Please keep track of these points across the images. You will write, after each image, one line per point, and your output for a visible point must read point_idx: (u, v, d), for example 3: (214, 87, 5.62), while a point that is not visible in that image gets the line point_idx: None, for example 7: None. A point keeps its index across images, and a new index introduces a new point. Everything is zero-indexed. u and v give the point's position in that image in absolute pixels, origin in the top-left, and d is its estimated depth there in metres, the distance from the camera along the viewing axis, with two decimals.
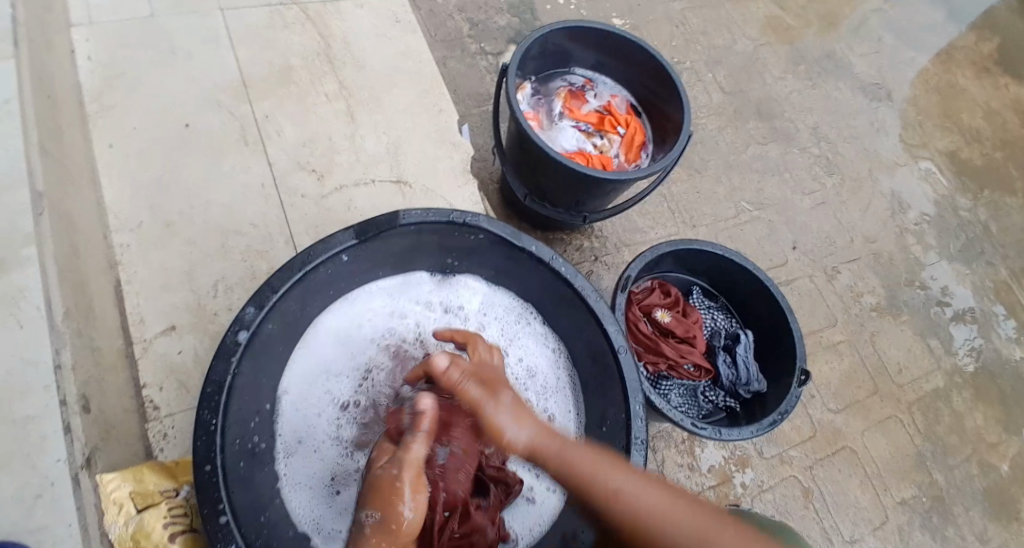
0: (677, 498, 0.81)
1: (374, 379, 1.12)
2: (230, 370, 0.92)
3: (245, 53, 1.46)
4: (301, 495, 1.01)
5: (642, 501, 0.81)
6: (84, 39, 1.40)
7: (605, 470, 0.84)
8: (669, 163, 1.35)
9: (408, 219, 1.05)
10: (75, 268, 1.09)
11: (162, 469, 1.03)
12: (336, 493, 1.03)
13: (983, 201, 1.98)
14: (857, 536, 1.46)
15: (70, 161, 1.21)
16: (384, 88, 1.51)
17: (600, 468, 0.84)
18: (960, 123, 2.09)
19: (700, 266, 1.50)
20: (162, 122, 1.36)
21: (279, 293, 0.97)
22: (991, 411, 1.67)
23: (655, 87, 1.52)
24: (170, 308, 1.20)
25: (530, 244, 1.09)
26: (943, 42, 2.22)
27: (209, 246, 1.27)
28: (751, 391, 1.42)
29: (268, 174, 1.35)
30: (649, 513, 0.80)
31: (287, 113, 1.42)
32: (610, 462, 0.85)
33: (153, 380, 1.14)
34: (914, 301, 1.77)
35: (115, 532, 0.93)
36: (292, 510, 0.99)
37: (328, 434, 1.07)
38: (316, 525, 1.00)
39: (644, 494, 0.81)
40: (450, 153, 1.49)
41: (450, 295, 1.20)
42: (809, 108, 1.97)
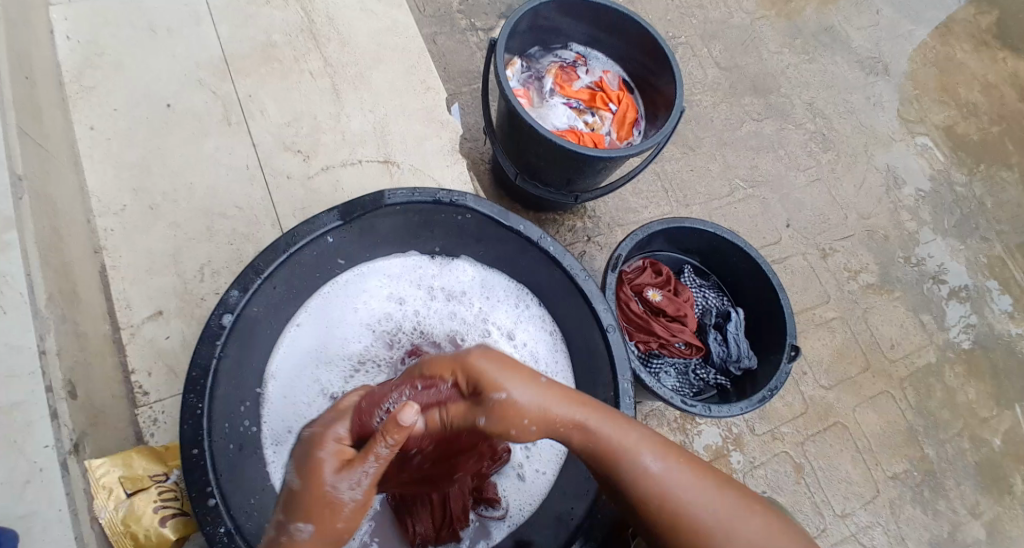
0: (703, 479, 0.78)
1: (374, 361, 1.12)
2: (215, 353, 0.92)
3: (228, 32, 1.44)
4: None
5: (668, 482, 0.78)
6: (62, 19, 1.37)
7: (632, 442, 0.80)
8: (661, 139, 1.33)
9: (393, 198, 1.04)
10: (59, 253, 1.08)
11: (150, 453, 1.04)
12: None
13: (979, 176, 1.97)
14: (847, 510, 1.47)
15: (49, 143, 1.19)
16: (371, 66, 1.48)
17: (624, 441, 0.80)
18: (957, 98, 2.07)
19: (691, 244, 1.49)
20: (144, 104, 1.33)
21: (264, 275, 0.96)
22: (984, 386, 1.67)
23: (644, 60, 1.50)
24: (158, 292, 1.20)
25: (518, 224, 1.07)
26: (942, 15, 2.18)
27: (195, 229, 1.25)
28: (742, 367, 1.43)
29: (253, 155, 1.34)
30: (673, 493, 0.77)
31: (271, 93, 1.40)
32: (638, 434, 0.81)
33: (141, 367, 1.15)
34: (908, 278, 1.76)
35: (106, 516, 0.94)
36: None
37: None
38: None
39: (668, 475, 0.78)
40: (438, 132, 1.47)
41: (449, 277, 1.19)
42: (804, 83, 1.95)
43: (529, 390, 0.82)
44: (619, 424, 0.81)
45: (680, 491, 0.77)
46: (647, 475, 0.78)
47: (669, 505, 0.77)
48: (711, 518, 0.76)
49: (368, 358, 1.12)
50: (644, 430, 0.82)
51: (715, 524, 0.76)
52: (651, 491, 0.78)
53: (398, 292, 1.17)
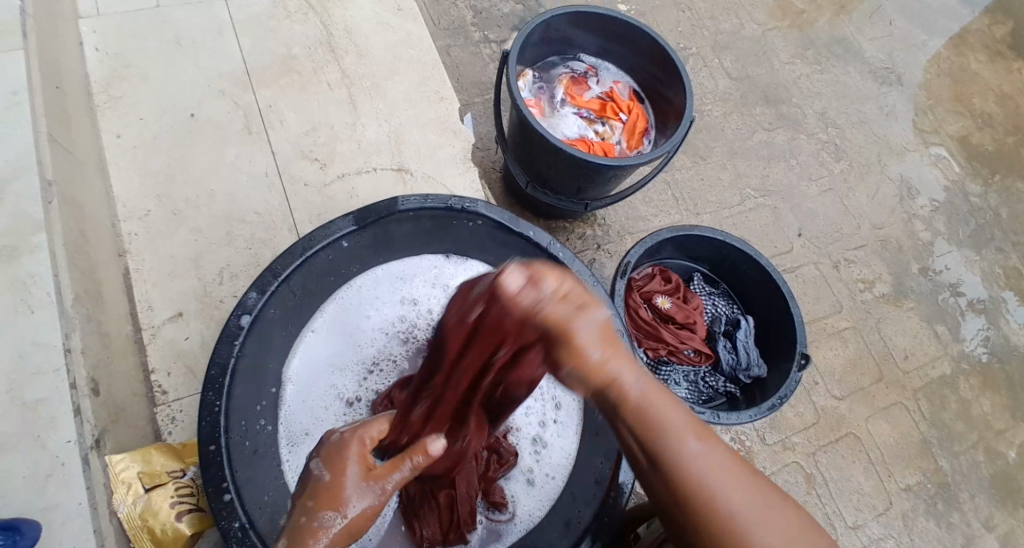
0: (742, 478, 0.73)
1: (389, 363, 1.14)
2: (233, 353, 0.95)
3: (249, 44, 1.48)
4: None
5: (704, 472, 0.73)
6: (91, 32, 1.43)
7: (676, 422, 0.76)
8: (670, 148, 1.35)
9: (406, 204, 1.08)
10: (85, 255, 1.12)
11: (169, 450, 1.07)
12: None
13: (994, 187, 1.96)
14: (859, 522, 1.46)
15: (78, 150, 1.23)
16: (386, 77, 1.52)
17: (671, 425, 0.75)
18: (971, 108, 2.07)
19: (701, 252, 1.51)
20: (167, 113, 1.38)
21: (281, 278, 1.00)
22: (999, 398, 1.66)
23: (654, 70, 1.53)
24: (178, 294, 1.23)
25: (528, 230, 1.10)
26: (956, 26, 2.19)
27: (214, 234, 1.29)
28: (752, 376, 1.43)
29: (271, 163, 1.38)
30: (709, 480, 0.73)
31: (289, 102, 1.44)
32: (682, 417, 0.77)
33: (161, 366, 1.18)
34: (922, 288, 1.76)
35: (124, 511, 0.97)
36: None
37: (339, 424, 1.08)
38: None
39: (707, 463, 0.74)
40: (451, 141, 1.51)
41: (461, 278, 1.20)
42: (816, 93, 1.96)
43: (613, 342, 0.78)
44: (666, 398, 0.77)
45: (716, 482, 0.72)
46: (686, 457, 0.74)
47: (700, 493, 0.72)
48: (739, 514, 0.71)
49: (384, 360, 1.14)
50: (687, 413, 0.77)
51: (744, 520, 0.71)
52: (687, 477, 0.73)
53: (412, 293, 1.19)
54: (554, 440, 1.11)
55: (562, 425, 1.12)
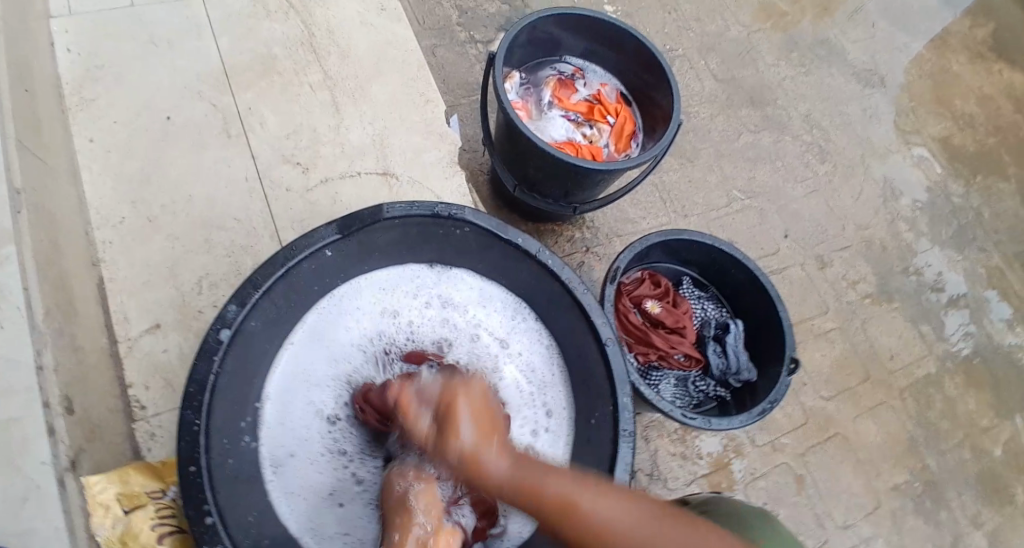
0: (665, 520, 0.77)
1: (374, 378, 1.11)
2: (212, 369, 0.92)
3: (227, 45, 1.44)
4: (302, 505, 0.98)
5: (615, 525, 0.76)
6: (62, 32, 1.38)
7: (568, 484, 0.79)
8: (659, 151, 1.33)
9: (391, 211, 1.05)
10: (57, 265, 1.07)
11: (147, 470, 1.03)
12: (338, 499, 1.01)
13: (976, 186, 1.97)
14: (849, 522, 1.46)
15: (49, 157, 1.19)
16: (370, 79, 1.49)
17: (571, 487, 0.79)
18: (953, 109, 2.08)
19: (691, 255, 1.49)
20: (143, 116, 1.34)
21: (262, 289, 0.97)
22: (983, 397, 1.67)
23: (643, 75, 1.51)
24: (156, 304, 1.19)
25: (515, 237, 1.09)
26: (936, 27, 2.20)
27: (193, 241, 1.25)
28: (741, 380, 1.42)
29: (252, 167, 1.34)
30: (616, 531, 0.76)
31: (269, 105, 1.40)
32: (571, 481, 0.80)
33: (138, 380, 1.14)
34: (907, 288, 1.76)
35: (103, 534, 0.93)
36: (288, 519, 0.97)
37: (322, 445, 1.04)
38: (319, 535, 0.97)
39: (613, 510, 0.77)
40: (437, 145, 1.48)
41: (445, 286, 1.17)
42: (802, 94, 1.96)
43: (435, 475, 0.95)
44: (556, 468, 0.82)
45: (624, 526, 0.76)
46: (580, 513, 0.77)
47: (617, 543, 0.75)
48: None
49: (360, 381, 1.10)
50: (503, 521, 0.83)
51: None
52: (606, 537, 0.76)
53: (393, 302, 1.15)
54: (547, 448, 1.09)
55: (554, 434, 1.10)
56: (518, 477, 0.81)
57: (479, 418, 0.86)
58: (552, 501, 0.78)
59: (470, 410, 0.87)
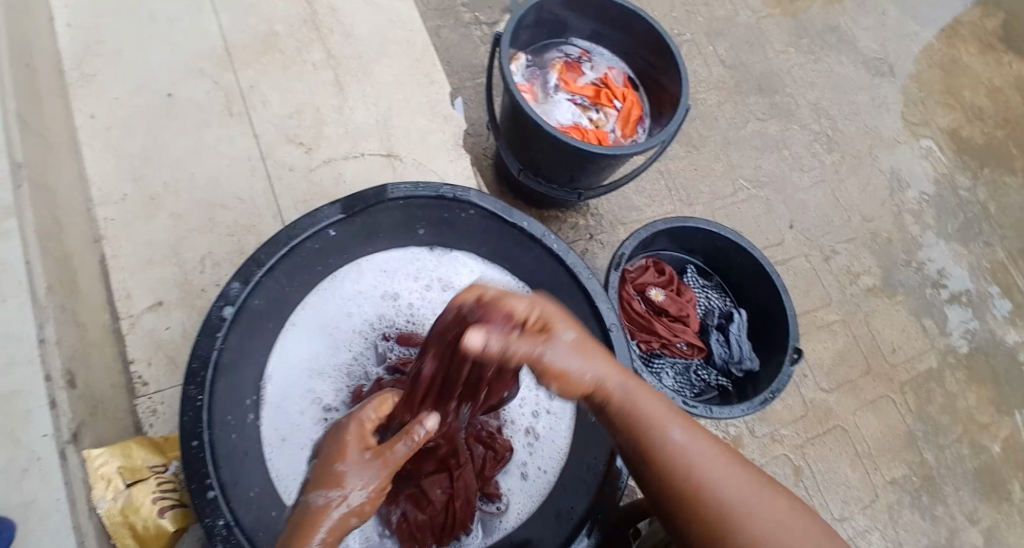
0: (751, 480, 0.76)
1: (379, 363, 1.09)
2: (215, 346, 0.92)
3: (229, 20, 1.42)
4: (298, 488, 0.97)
5: (705, 472, 0.76)
6: (64, 5, 1.36)
7: (657, 414, 0.80)
8: (666, 138, 1.32)
9: (396, 192, 1.04)
10: (58, 240, 1.07)
11: (150, 445, 1.04)
12: None
13: (983, 180, 1.96)
14: (846, 515, 1.46)
15: (50, 132, 1.17)
16: (375, 58, 1.47)
17: (662, 416, 0.80)
18: (962, 101, 2.06)
19: (695, 244, 1.49)
20: (145, 91, 1.32)
21: (265, 267, 0.96)
22: (984, 393, 1.67)
23: (652, 58, 1.49)
24: (157, 282, 1.19)
25: (521, 220, 1.08)
26: (948, 17, 2.17)
27: (196, 220, 1.24)
28: (743, 369, 1.42)
29: (254, 146, 1.32)
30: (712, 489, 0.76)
31: (271, 83, 1.39)
32: (662, 406, 0.81)
33: (142, 356, 1.14)
34: (911, 282, 1.75)
35: (104, 507, 0.94)
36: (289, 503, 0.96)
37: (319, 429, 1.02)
38: None
39: (715, 470, 0.76)
40: (441, 127, 1.46)
41: (446, 270, 1.15)
42: (810, 83, 1.94)
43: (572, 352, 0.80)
44: (649, 393, 0.82)
45: (710, 473, 0.76)
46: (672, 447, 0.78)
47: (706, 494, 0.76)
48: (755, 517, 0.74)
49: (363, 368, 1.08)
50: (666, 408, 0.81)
51: (759, 520, 0.74)
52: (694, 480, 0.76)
53: (395, 285, 1.13)
54: (548, 431, 1.08)
55: (556, 417, 1.09)
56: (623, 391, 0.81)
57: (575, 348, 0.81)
58: (644, 430, 0.79)
59: (575, 330, 0.82)
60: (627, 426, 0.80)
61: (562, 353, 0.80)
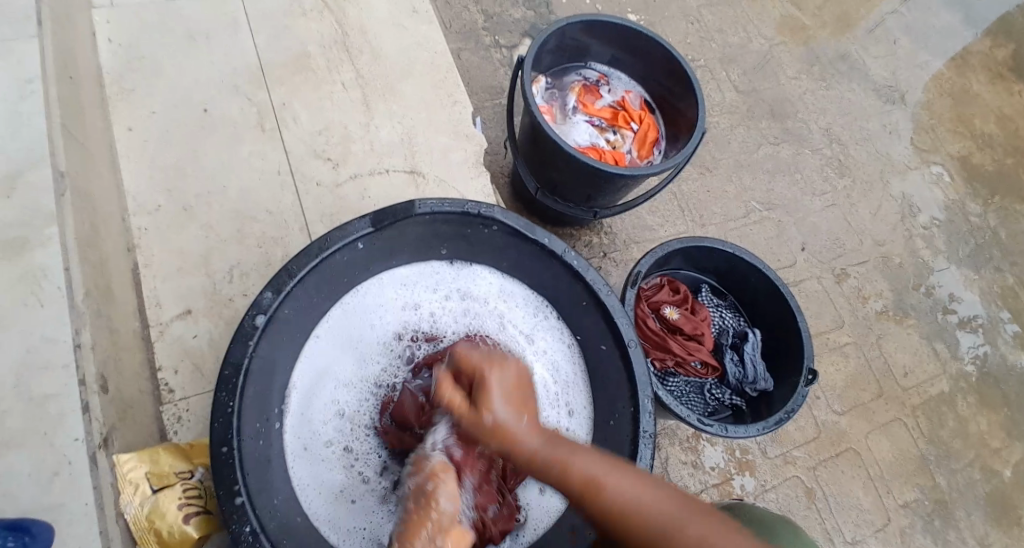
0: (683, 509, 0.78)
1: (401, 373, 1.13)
2: (247, 353, 0.94)
3: (263, 41, 1.47)
4: (320, 498, 1.01)
5: (640, 511, 0.78)
6: (103, 22, 1.41)
7: (594, 467, 0.81)
8: (683, 160, 1.35)
9: (423, 208, 1.06)
10: (96, 249, 1.10)
11: (177, 450, 1.05)
12: (358, 490, 1.03)
13: (993, 207, 1.98)
14: (858, 538, 1.47)
15: (90, 144, 1.22)
16: (400, 78, 1.52)
17: (598, 470, 0.81)
18: (972, 129, 2.09)
19: (709, 264, 1.51)
20: (181, 107, 1.37)
21: (297, 278, 0.98)
22: (995, 417, 1.67)
23: (669, 83, 1.53)
24: (186, 291, 1.22)
25: (543, 237, 1.10)
26: (958, 47, 2.21)
27: (225, 231, 1.28)
28: (758, 389, 1.44)
29: (284, 161, 1.37)
30: (640, 511, 0.78)
31: (302, 101, 1.43)
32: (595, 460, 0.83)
33: (168, 364, 1.17)
34: (922, 307, 1.77)
35: (131, 511, 0.96)
36: (311, 512, 0.99)
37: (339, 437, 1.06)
38: (338, 525, 1.00)
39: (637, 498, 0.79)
40: (464, 146, 1.50)
41: (467, 283, 1.19)
42: (822, 109, 1.97)
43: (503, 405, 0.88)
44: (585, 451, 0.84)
45: (643, 510, 0.78)
46: (602, 494, 0.80)
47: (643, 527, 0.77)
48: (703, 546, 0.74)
49: (386, 379, 1.13)
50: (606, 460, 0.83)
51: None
52: (630, 518, 0.78)
53: (417, 297, 1.17)
54: None
55: (574, 433, 1.11)
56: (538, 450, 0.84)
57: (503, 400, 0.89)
58: (587, 495, 0.80)
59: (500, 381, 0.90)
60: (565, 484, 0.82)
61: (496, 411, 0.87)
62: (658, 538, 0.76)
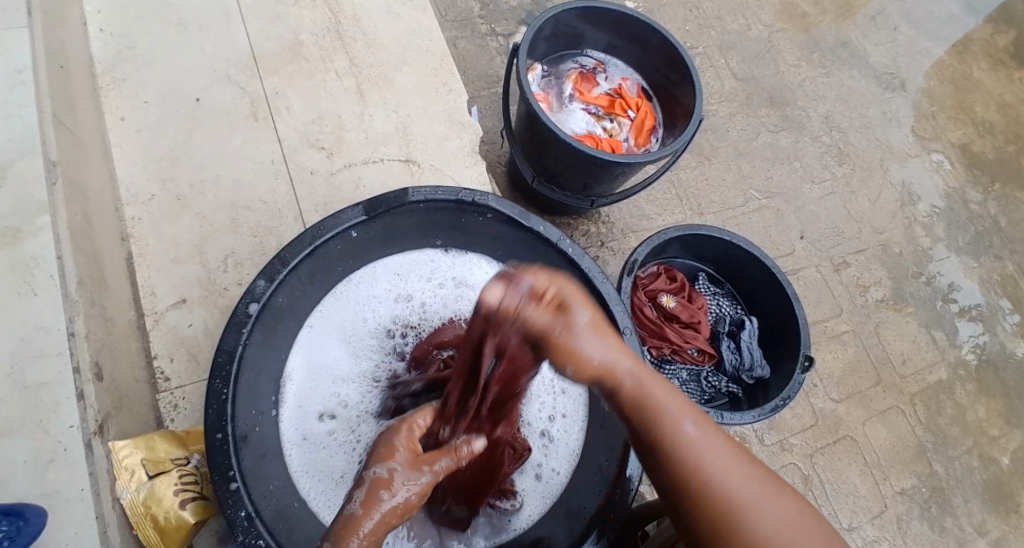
0: (754, 476, 0.75)
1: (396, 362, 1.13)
2: (241, 340, 0.94)
3: (257, 30, 1.46)
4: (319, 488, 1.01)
5: (711, 467, 0.75)
6: (96, 12, 1.40)
7: (676, 411, 0.80)
8: (679, 147, 1.34)
9: (417, 195, 1.06)
10: (89, 238, 1.10)
11: (173, 438, 1.06)
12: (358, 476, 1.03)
13: (994, 195, 1.97)
14: (854, 525, 1.47)
15: (83, 134, 1.21)
16: (396, 67, 1.51)
17: (681, 415, 0.79)
18: (973, 116, 2.07)
19: (707, 253, 1.51)
20: (174, 97, 1.36)
21: (290, 266, 0.98)
22: (993, 405, 1.67)
23: (666, 70, 1.52)
24: (181, 280, 1.22)
25: (538, 225, 1.09)
26: (959, 33, 2.19)
27: (220, 220, 1.28)
28: (754, 376, 1.43)
29: (278, 151, 1.36)
30: (711, 468, 0.75)
31: (296, 90, 1.43)
32: (679, 403, 0.81)
33: (163, 352, 1.17)
34: (921, 294, 1.76)
35: (127, 497, 0.96)
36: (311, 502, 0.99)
37: (337, 428, 1.06)
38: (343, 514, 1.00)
39: (713, 456, 0.76)
40: (459, 134, 1.49)
41: (458, 272, 1.18)
42: (821, 96, 1.96)
43: (593, 339, 0.82)
44: (671, 395, 0.81)
45: (716, 468, 0.75)
46: (677, 438, 0.78)
47: (707, 483, 0.74)
48: (762, 518, 0.72)
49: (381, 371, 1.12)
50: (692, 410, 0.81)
51: (768, 523, 0.71)
52: (698, 471, 0.75)
53: (409, 286, 1.16)
54: (561, 435, 1.11)
55: (570, 420, 1.11)
56: (633, 380, 0.82)
57: (598, 320, 0.83)
58: (660, 436, 0.78)
59: (588, 316, 0.82)
60: (640, 418, 0.80)
61: (583, 340, 0.81)
62: (719, 502, 0.73)
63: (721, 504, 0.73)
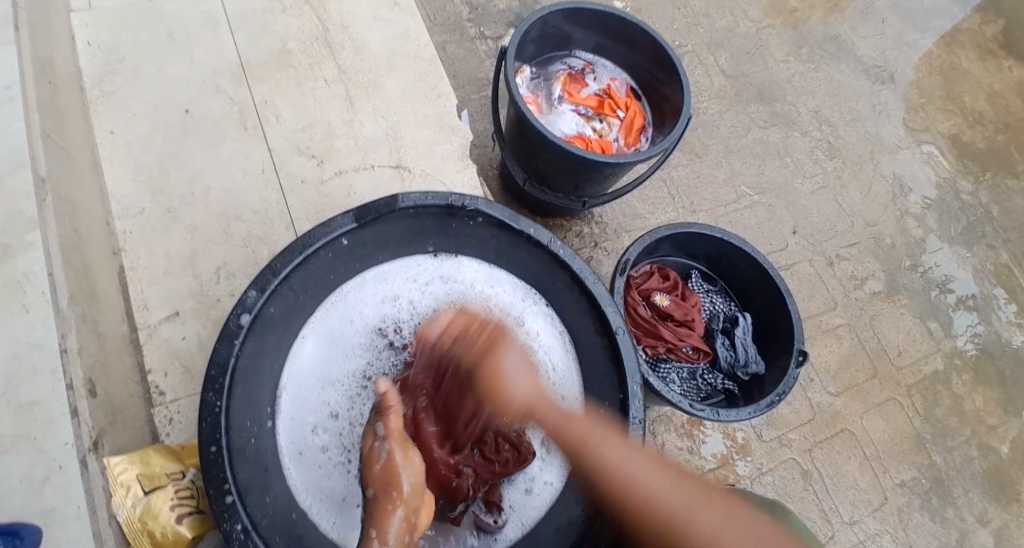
0: (690, 489, 0.89)
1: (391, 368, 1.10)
2: (234, 351, 0.96)
3: (244, 39, 1.46)
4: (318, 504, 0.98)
5: (651, 492, 0.89)
6: (83, 26, 1.40)
7: (615, 452, 0.93)
8: (668, 146, 1.34)
9: (405, 202, 1.08)
10: (79, 253, 1.10)
11: (168, 452, 1.06)
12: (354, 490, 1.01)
13: (985, 184, 1.97)
14: (855, 518, 1.47)
15: (71, 148, 1.21)
16: (384, 73, 1.51)
17: (618, 451, 0.94)
18: (962, 106, 2.08)
19: (699, 250, 1.51)
20: (162, 109, 1.36)
21: (280, 276, 1.01)
22: (990, 394, 1.68)
23: (654, 69, 1.52)
24: (173, 293, 1.22)
25: (528, 228, 1.12)
26: (947, 24, 2.20)
27: (212, 232, 1.28)
28: (749, 372, 1.44)
29: (268, 160, 1.36)
30: (651, 497, 0.89)
31: (285, 98, 1.43)
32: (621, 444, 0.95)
33: (158, 366, 1.17)
34: (915, 286, 1.77)
35: (123, 514, 0.97)
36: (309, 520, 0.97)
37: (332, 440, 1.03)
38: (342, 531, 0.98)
39: (652, 482, 0.89)
40: (449, 139, 1.49)
41: (451, 272, 1.15)
42: (811, 91, 1.97)
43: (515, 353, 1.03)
44: (608, 432, 0.96)
45: (653, 488, 0.89)
46: (621, 477, 0.91)
47: (651, 508, 0.88)
48: (701, 530, 0.84)
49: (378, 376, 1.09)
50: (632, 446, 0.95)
51: (707, 531, 0.84)
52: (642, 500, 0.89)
53: (401, 290, 1.14)
54: (561, 442, 1.09)
55: None
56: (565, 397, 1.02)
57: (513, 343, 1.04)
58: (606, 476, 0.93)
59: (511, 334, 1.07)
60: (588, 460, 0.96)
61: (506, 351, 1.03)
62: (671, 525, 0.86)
63: (668, 523, 0.86)
